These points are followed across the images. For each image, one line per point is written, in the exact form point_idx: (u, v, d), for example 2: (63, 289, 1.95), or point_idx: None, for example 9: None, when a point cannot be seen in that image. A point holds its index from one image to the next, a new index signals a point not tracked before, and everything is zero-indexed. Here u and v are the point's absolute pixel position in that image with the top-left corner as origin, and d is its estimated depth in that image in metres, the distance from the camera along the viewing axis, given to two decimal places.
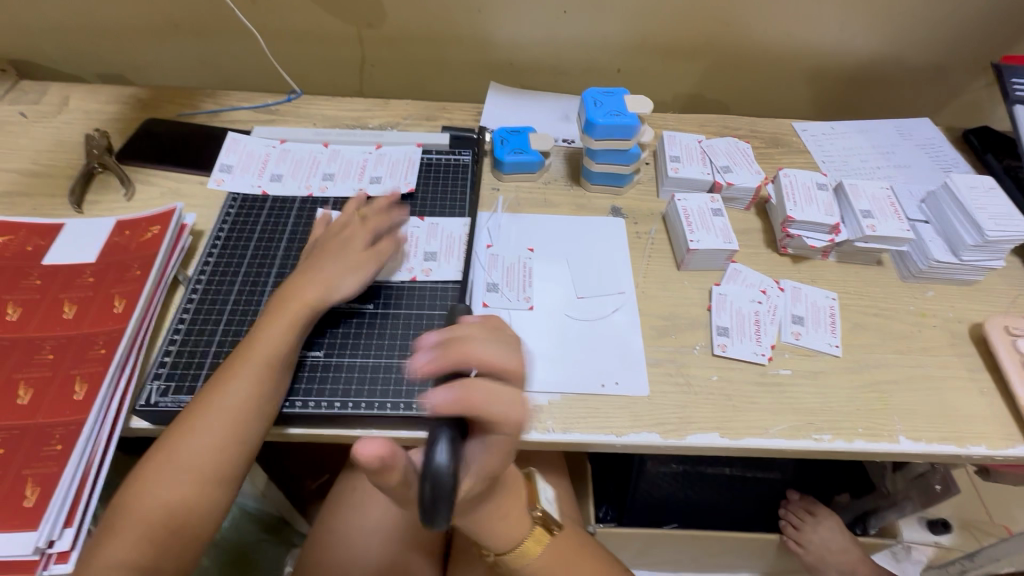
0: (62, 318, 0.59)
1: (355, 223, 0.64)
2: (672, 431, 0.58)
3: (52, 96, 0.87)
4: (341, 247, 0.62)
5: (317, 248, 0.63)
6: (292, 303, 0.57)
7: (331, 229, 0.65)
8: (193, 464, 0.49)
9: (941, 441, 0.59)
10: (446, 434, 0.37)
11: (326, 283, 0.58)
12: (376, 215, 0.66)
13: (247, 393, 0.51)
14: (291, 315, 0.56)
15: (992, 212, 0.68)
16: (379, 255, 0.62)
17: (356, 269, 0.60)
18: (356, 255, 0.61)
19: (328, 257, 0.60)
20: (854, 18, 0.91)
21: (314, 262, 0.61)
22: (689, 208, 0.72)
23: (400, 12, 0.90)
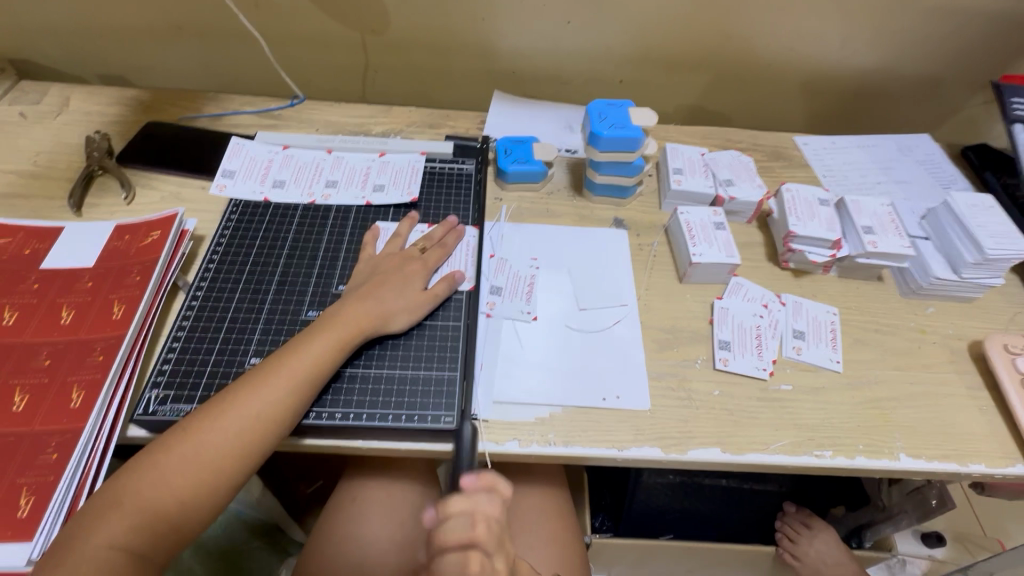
0: (59, 324, 0.58)
1: (419, 259, 0.65)
2: (674, 445, 0.58)
3: (52, 97, 0.87)
4: (404, 279, 0.62)
5: (378, 269, 0.64)
6: (344, 322, 0.57)
7: (392, 251, 0.66)
8: (183, 478, 0.47)
9: (941, 458, 0.59)
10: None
11: (382, 313, 0.59)
12: (435, 249, 0.67)
13: (257, 401, 0.50)
14: (338, 333, 0.56)
15: (992, 230, 0.68)
16: (435, 297, 0.63)
17: (413, 307, 0.61)
18: (417, 293, 0.62)
19: (390, 286, 0.61)
20: (857, 34, 0.92)
21: (373, 283, 0.61)
22: (691, 221, 0.73)
23: (404, 19, 0.90)
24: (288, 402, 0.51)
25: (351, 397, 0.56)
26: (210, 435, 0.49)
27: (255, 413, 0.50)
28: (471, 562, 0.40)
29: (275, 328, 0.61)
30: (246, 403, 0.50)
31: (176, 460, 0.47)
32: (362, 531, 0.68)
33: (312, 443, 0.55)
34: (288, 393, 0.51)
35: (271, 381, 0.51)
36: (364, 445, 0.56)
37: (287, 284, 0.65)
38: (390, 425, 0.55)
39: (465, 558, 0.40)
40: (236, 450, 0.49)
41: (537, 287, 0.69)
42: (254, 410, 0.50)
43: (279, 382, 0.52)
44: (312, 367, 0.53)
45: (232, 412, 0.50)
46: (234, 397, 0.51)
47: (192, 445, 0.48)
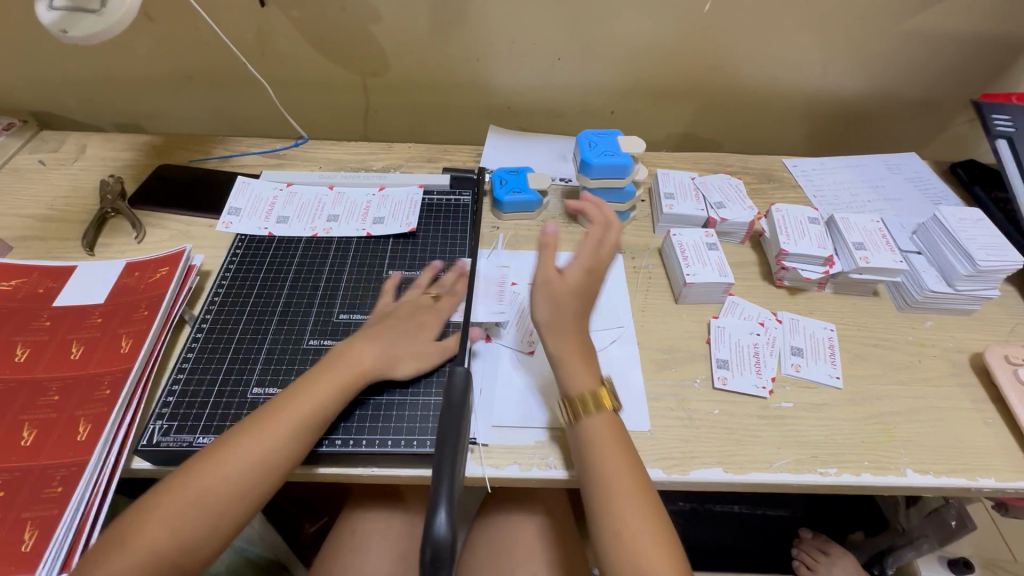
0: (69, 359, 0.60)
1: (432, 308, 0.65)
2: (676, 466, 0.57)
3: (70, 145, 0.91)
4: (414, 328, 0.63)
5: (389, 315, 0.64)
6: (343, 365, 0.57)
7: (409, 298, 0.66)
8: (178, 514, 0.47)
9: (949, 473, 0.58)
10: (445, 506, 0.35)
11: (388, 358, 0.59)
12: (448, 297, 0.67)
13: (258, 447, 0.51)
14: (342, 375, 0.56)
15: (982, 242, 0.69)
16: (447, 348, 0.62)
17: (422, 356, 0.61)
18: (426, 344, 0.62)
19: (391, 333, 0.61)
20: (838, 60, 0.95)
21: (381, 325, 0.62)
22: (684, 243, 0.74)
23: (403, 62, 0.95)
24: (293, 447, 0.52)
25: (352, 424, 0.57)
26: (215, 480, 0.49)
27: (259, 459, 0.50)
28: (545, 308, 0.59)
29: (277, 357, 0.62)
30: (249, 450, 0.51)
31: (181, 502, 0.48)
32: (366, 563, 0.67)
33: (313, 472, 0.56)
34: (290, 440, 0.52)
35: (275, 428, 0.52)
36: (365, 473, 0.56)
37: (289, 315, 0.66)
38: (390, 451, 0.55)
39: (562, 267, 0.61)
40: (239, 495, 0.49)
41: None
42: (258, 457, 0.50)
43: (284, 428, 0.52)
44: (316, 413, 0.54)
45: (236, 457, 0.50)
46: (236, 442, 0.51)
47: (196, 489, 0.49)
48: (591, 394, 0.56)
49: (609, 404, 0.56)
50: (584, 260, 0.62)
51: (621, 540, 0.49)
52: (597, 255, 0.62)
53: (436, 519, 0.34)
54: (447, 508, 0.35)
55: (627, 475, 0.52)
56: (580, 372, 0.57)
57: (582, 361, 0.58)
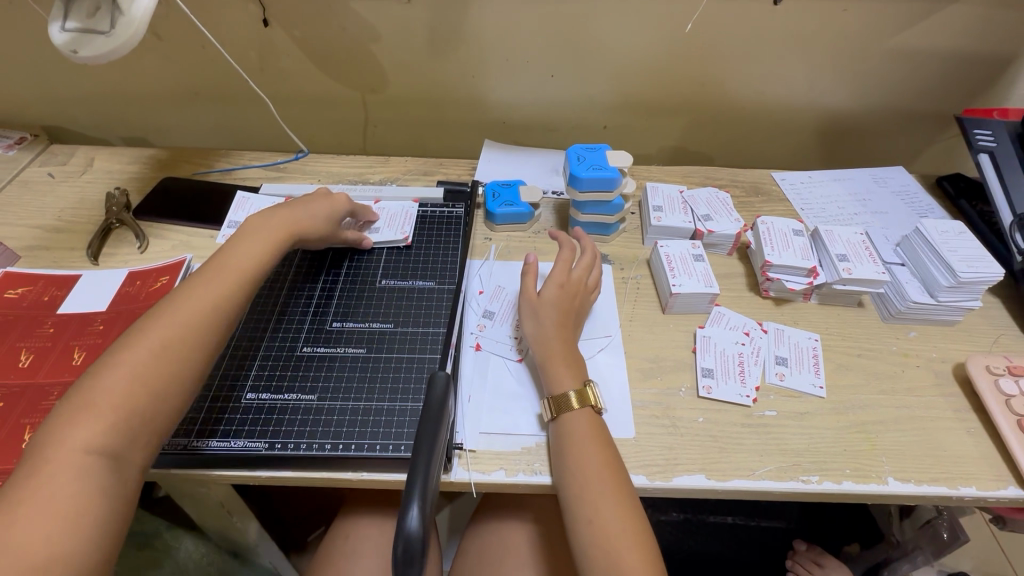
0: (71, 365, 0.62)
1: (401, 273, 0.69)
2: (659, 472, 0.58)
3: (79, 158, 0.94)
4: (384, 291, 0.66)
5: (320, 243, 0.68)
6: (233, 280, 0.58)
7: (334, 209, 0.72)
8: None
9: (931, 482, 0.59)
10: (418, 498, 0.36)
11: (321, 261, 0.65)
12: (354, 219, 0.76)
13: (139, 355, 0.50)
14: (225, 290, 0.57)
15: (963, 254, 0.70)
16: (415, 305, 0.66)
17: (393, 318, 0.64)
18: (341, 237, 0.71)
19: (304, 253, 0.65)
20: (825, 77, 0.98)
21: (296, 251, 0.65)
22: (671, 254, 0.76)
23: (400, 79, 0.98)
24: (174, 348, 0.51)
25: (341, 429, 0.58)
26: (99, 394, 0.47)
27: (140, 367, 0.49)
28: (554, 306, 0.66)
29: (271, 363, 0.64)
30: (128, 358, 0.49)
31: (73, 427, 0.45)
32: (356, 568, 0.68)
33: (300, 476, 0.57)
34: (160, 345, 0.51)
35: (149, 336, 0.51)
36: (355, 477, 0.57)
37: (283, 322, 0.68)
38: (378, 454, 0.57)
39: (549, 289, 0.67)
40: (127, 405, 0.47)
41: None
42: (137, 362, 0.49)
43: (159, 336, 0.51)
44: (198, 316, 0.54)
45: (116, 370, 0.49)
46: (118, 358, 0.49)
47: (88, 411, 0.46)
48: (578, 393, 0.59)
49: (591, 403, 0.59)
50: (556, 278, 0.68)
51: (596, 530, 0.52)
52: (568, 274, 0.68)
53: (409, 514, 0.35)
54: (420, 502, 0.36)
55: (605, 472, 0.54)
56: (564, 373, 0.61)
57: (566, 360, 0.62)
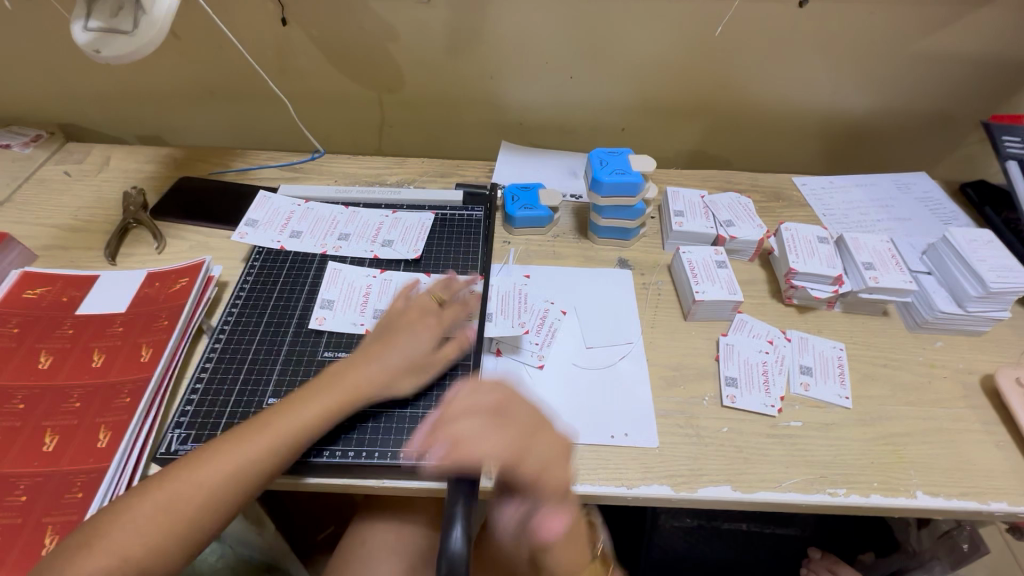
0: (91, 367, 0.62)
1: (435, 314, 0.65)
2: (684, 483, 0.58)
3: (95, 157, 0.94)
4: (417, 335, 0.63)
5: (391, 323, 0.64)
6: (345, 391, 0.57)
7: (413, 301, 0.67)
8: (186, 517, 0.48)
9: (960, 496, 0.58)
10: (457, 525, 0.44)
11: (387, 377, 0.59)
12: (454, 306, 0.67)
13: (237, 458, 0.51)
14: (337, 398, 0.57)
15: (992, 264, 0.69)
16: (443, 360, 0.62)
17: (420, 371, 0.61)
18: (427, 355, 0.62)
19: (400, 345, 0.61)
20: (848, 80, 0.96)
21: (383, 341, 0.62)
22: (693, 260, 0.75)
23: (418, 79, 0.97)
24: (265, 461, 0.52)
25: (364, 435, 0.58)
26: (185, 484, 0.49)
27: (234, 469, 0.51)
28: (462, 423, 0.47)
29: (293, 368, 0.63)
30: (225, 458, 0.51)
31: (148, 508, 0.48)
32: (373, 574, 0.68)
33: (318, 483, 0.57)
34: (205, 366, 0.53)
35: (255, 437, 0.52)
36: (376, 484, 0.57)
37: (304, 326, 0.68)
38: (401, 463, 0.56)
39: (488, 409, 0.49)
40: (208, 505, 0.50)
41: (558, 333, 0.70)
42: (233, 466, 0.51)
43: (262, 442, 0.52)
44: (300, 426, 0.54)
45: (213, 464, 0.51)
46: (213, 454, 0.51)
47: (166, 492, 0.49)
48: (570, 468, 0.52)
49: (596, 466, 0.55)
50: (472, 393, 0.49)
51: None
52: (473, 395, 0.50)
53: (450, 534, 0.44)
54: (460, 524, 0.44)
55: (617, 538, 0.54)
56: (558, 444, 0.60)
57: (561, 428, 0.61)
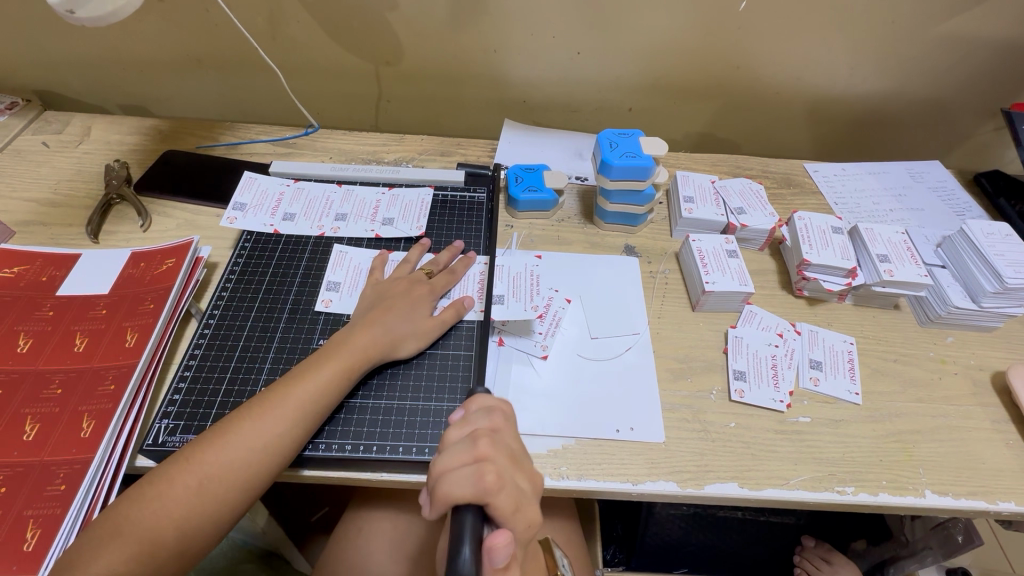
0: (73, 352, 0.59)
1: (426, 283, 0.65)
2: (691, 480, 0.56)
3: (75, 127, 0.89)
4: (412, 305, 0.62)
5: (384, 296, 0.63)
6: (352, 349, 0.56)
7: (400, 275, 0.66)
8: (175, 518, 0.46)
9: (969, 496, 0.57)
10: (469, 542, 0.34)
11: (389, 340, 0.59)
12: (443, 274, 0.67)
13: (258, 428, 0.50)
14: (348, 360, 0.56)
15: (1010, 259, 0.67)
16: (443, 324, 0.62)
17: (422, 334, 0.61)
18: (425, 320, 0.62)
19: (398, 312, 0.61)
20: (866, 63, 0.93)
21: (381, 308, 0.61)
22: (703, 249, 0.72)
23: (418, 51, 0.92)
24: (290, 433, 0.51)
25: (362, 428, 0.56)
26: (213, 464, 0.48)
27: (260, 444, 0.49)
28: (486, 474, 0.38)
29: (286, 356, 0.61)
30: (248, 435, 0.49)
31: (177, 491, 0.47)
32: (370, 564, 0.66)
33: (312, 475, 0.55)
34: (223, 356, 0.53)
35: (274, 411, 0.51)
36: (374, 477, 0.55)
37: (298, 312, 0.65)
38: (401, 457, 0.54)
39: (479, 461, 0.39)
40: (238, 484, 0.48)
41: (561, 322, 0.68)
42: (257, 439, 0.49)
43: (283, 412, 0.51)
44: (306, 390, 0.53)
45: (237, 441, 0.49)
46: (236, 428, 0.50)
47: (188, 466, 0.48)
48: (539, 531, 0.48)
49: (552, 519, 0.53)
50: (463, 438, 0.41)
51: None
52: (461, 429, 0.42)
53: (460, 555, 0.33)
54: (470, 543, 0.34)
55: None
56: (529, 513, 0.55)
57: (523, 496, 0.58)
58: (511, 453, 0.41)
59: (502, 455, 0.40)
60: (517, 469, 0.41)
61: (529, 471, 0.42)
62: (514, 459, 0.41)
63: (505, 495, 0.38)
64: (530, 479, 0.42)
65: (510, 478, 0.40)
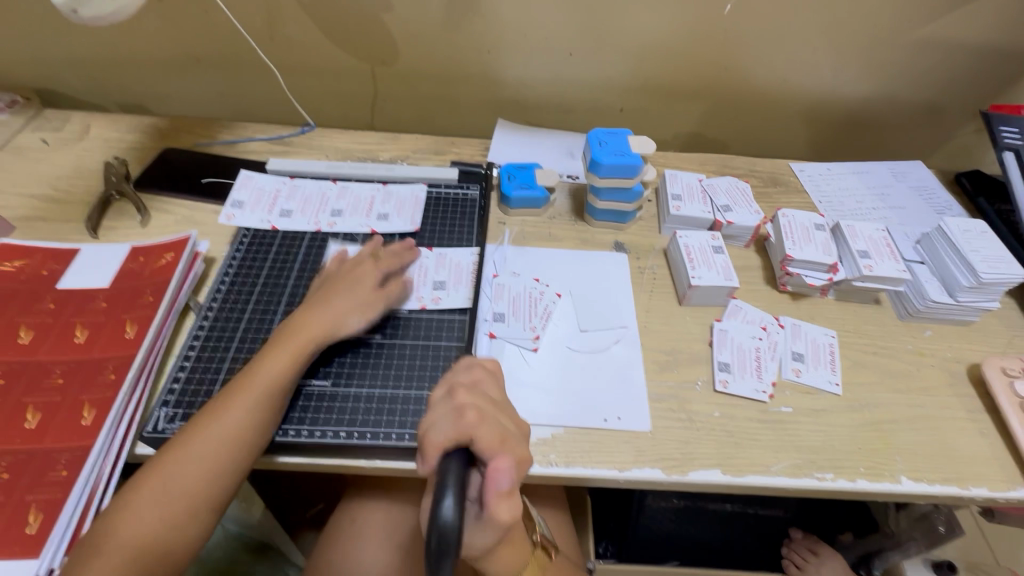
0: (73, 343, 0.60)
1: None
2: (675, 466, 0.58)
3: (74, 125, 0.90)
4: None
5: (332, 276, 0.65)
6: None
7: (349, 256, 0.68)
8: None
9: (943, 482, 0.59)
10: (452, 492, 0.36)
11: (336, 318, 0.60)
12: None
13: None
14: None
15: (985, 254, 0.70)
16: (435, 316, 0.64)
17: None
18: None
19: (341, 291, 0.62)
20: (850, 66, 0.95)
21: (377, 300, 0.63)
22: (690, 245, 0.74)
23: (413, 52, 0.94)
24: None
25: (356, 415, 0.57)
26: None
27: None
28: (466, 410, 0.43)
29: None
30: None
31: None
32: (364, 551, 0.68)
33: (306, 462, 0.56)
34: None
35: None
36: (367, 464, 0.56)
37: (295, 306, 0.66)
38: (393, 444, 0.56)
39: (458, 408, 0.44)
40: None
41: (551, 316, 0.70)
42: None
43: None
44: None
45: None
46: (234, 415, 0.51)
47: None
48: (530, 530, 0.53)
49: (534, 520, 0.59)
50: (447, 393, 0.46)
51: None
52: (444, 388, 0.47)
53: (442, 505, 0.35)
54: (453, 494, 0.36)
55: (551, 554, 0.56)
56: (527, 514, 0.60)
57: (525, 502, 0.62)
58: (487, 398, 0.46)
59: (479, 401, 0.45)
60: (498, 412, 0.46)
61: (512, 416, 0.47)
62: (493, 402, 0.46)
63: (487, 428, 0.42)
64: (511, 418, 0.47)
65: (490, 417, 0.44)
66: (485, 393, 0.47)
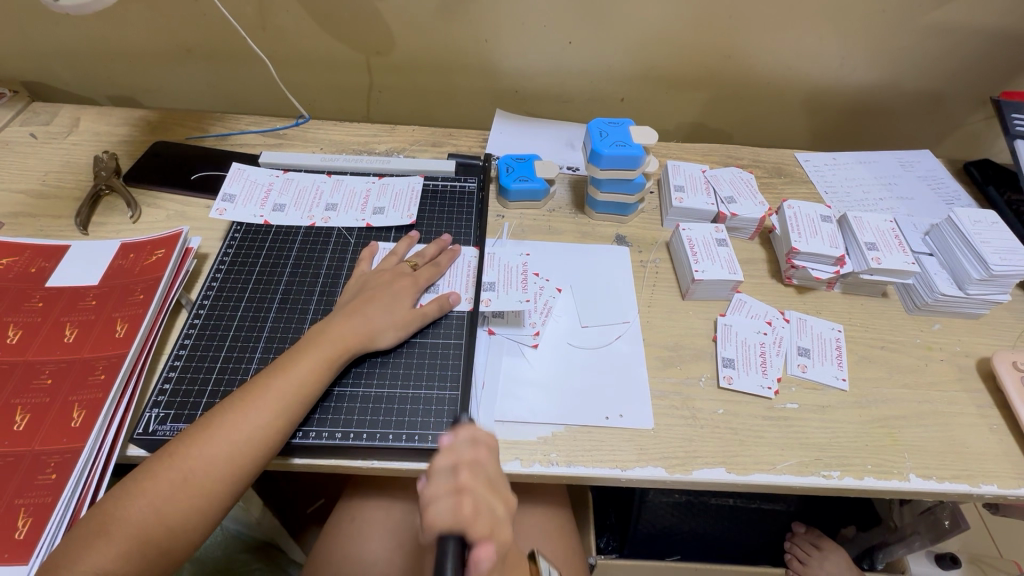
0: (63, 342, 0.59)
1: (410, 275, 0.65)
2: (679, 465, 0.57)
3: (63, 118, 0.88)
4: (394, 296, 0.62)
5: (367, 286, 0.63)
6: (334, 340, 0.57)
7: (385, 267, 0.66)
8: (164, 509, 0.46)
9: (952, 479, 0.58)
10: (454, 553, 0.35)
11: (370, 330, 0.59)
12: (427, 267, 0.67)
13: (245, 422, 0.50)
14: (332, 350, 0.56)
15: (996, 246, 0.68)
16: (425, 316, 0.62)
17: (403, 325, 0.61)
18: (406, 311, 0.62)
19: (380, 302, 0.61)
20: (857, 53, 0.93)
21: (364, 299, 0.61)
22: (693, 238, 0.73)
23: (409, 41, 0.92)
24: (276, 423, 0.51)
25: (352, 416, 0.56)
26: (201, 457, 0.48)
27: (243, 436, 0.50)
28: (464, 504, 0.39)
29: (276, 345, 0.61)
30: (234, 427, 0.50)
31: (163, 484, 0.47)
32: (362, 551, 0.67)
33: (302, 463, 0.55)
34: None
35: (257, 404, 0.51)
36: (365, 465, 0.55)
37: (288, 303, 0.65)
38: (390, 445, 0.55)
39: (456, 497, 0.40)
40: (225, 474, 0.49)
41: (551, 311, 0.68)
42: (244, 433, 0.50)
43: (272, 404, 0.51)
44: (295, 384, 0.53)
45: (224, 433, 0.49)
46: (221, 421, 0.50)
47: (177, 459, 0.48)
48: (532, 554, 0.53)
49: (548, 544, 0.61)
50: (448, 468, 0.42)
51: None
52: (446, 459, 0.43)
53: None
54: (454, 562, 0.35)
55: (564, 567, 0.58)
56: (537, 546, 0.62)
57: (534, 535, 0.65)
58: (490, 478, 0.43)
59: (479, 485, 0.41)
60: (494, 494, 0.42)
61: (509, 500, 0.43)
62: (497, 485, 0.43)
63: (484, 521, 0.39)
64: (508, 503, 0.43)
65: (490, 505, 0.41)
66: (490, 472, 0.43)
